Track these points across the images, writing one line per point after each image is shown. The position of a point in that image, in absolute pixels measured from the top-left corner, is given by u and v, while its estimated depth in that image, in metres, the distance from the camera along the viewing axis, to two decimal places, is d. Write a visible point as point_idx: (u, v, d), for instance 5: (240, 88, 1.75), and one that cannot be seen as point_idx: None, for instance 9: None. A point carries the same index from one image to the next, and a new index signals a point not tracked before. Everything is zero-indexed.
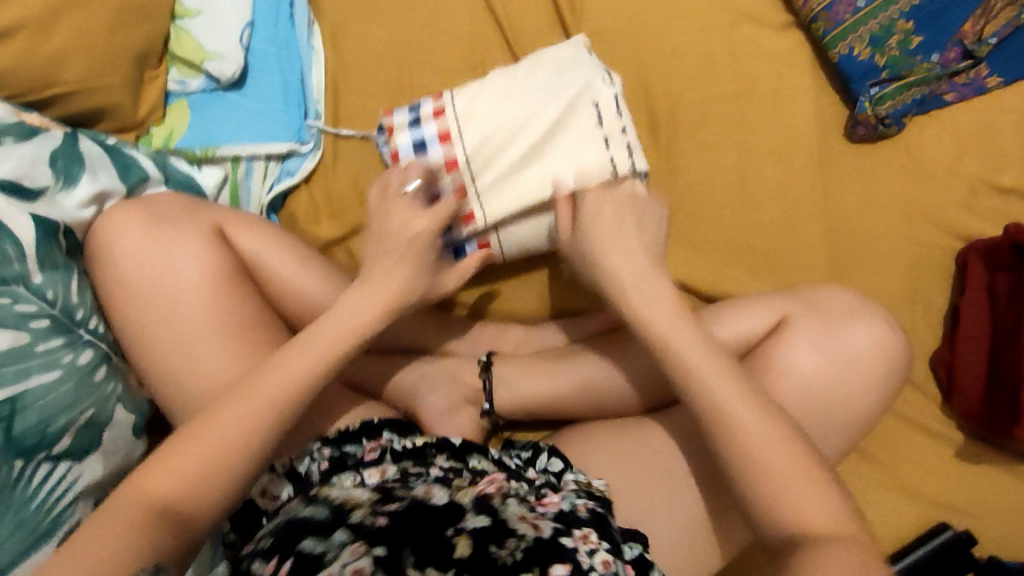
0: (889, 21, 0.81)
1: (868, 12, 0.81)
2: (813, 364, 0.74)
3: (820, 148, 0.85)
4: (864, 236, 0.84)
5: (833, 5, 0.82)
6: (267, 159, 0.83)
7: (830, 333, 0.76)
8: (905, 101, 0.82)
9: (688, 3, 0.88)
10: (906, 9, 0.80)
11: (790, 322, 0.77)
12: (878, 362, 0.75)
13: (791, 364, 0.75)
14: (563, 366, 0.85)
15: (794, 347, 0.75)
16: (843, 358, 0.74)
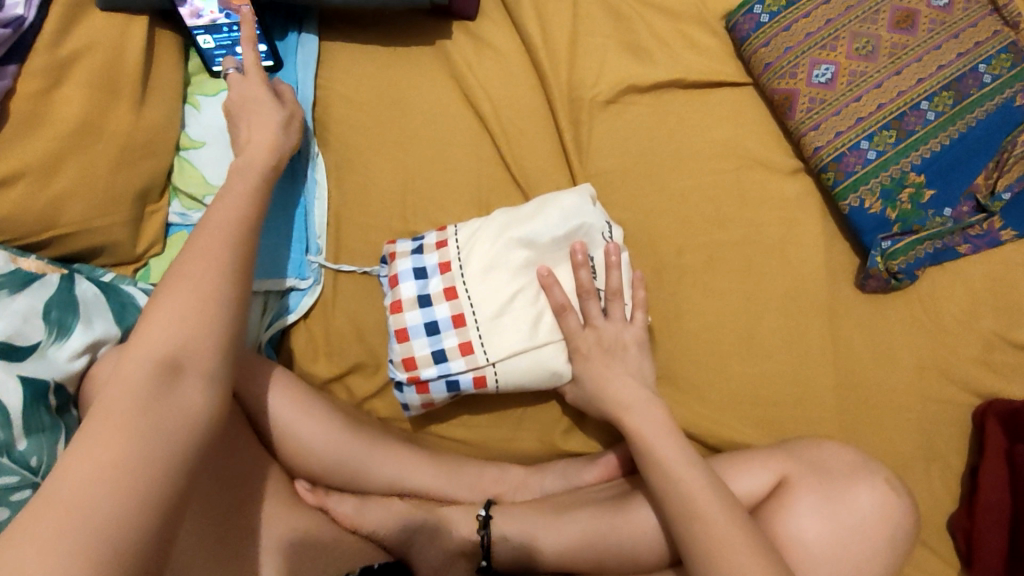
0: (900, 174, 0.78)
1: (878, 164, 0.79)
2: (817, 533, 0.68)
3: (830, 296, 0.81)
4: (875, 392, 0.79)
5: (843, 155, 0.79)
6: (267, 294, 0.84)
7: (834, 499, 0.70)
8: (917, 256, 0.78)
9: (696, 141, 0.84)
10: (916, 163, 0.78)
11: (790, 486, 0.71)
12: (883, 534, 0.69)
13: (797, 542, 0.68)
14: (560, 520, 0.80)
15: (795, 518, 0.69)
16: (849, 527, 0.68)
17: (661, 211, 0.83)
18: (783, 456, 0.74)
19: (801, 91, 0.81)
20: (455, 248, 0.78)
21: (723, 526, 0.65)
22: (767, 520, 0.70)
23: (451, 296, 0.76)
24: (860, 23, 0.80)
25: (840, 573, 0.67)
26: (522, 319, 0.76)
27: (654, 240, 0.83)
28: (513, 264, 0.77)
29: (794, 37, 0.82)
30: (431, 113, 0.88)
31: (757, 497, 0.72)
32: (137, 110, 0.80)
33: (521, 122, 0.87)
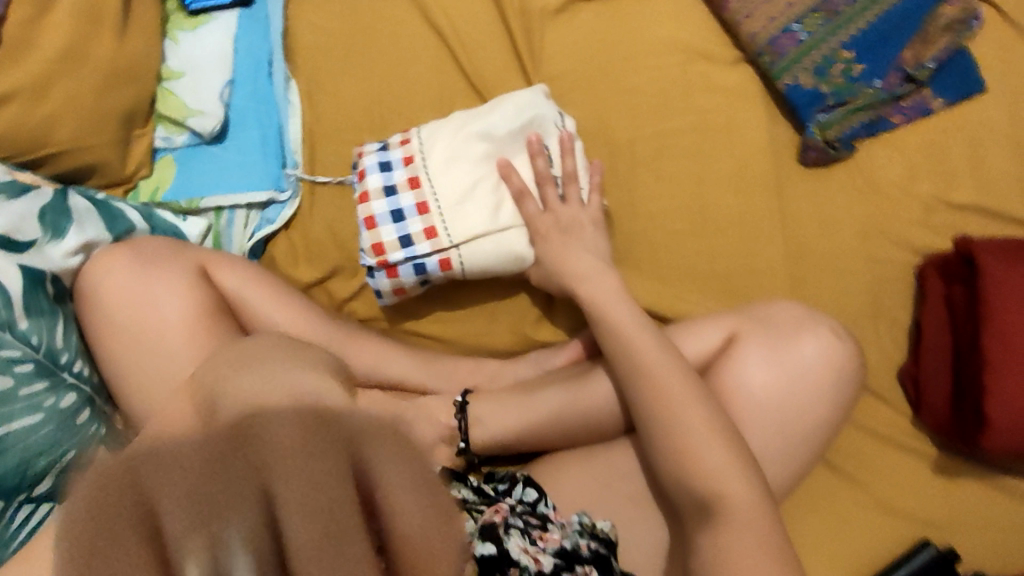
0: (831, 52, 0.83)
1: (809, 43, 0.84)
2: (763, 380, 0.71)
3: (774, 172, 0.86)
4: (823, 257, 0.84)
5: (776, 38, 0.84)
6: (248, 207, 0.91)
7: (780, 347, 0.73)
8: (851, 126, 0.84)
9: (642, 41, 0.90)
10: (846, 40, 0.83)
11: (739, 341, 0.74)
12: (827, 376, 0.72)
13: (745, 387, 0.71)
14: (532, 399, 0.84)
15: (744, 366, 0.72)
16: (794, 371, 0.72)
17: (612, 105, 0.89)
18: (732, 314, 0.77)
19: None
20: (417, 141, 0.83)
21: (665, 374, 0.70)
22: (715, 373, 0.73)
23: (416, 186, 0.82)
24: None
25: (789, 409, 0.71)
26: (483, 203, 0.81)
27: (606, 133, 0.89)
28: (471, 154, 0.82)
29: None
30: (392, 32, 0.94)
31: (709, 354, 0.75)
32: (118, 38, 0.86)
33: (476, 32, 0.92)
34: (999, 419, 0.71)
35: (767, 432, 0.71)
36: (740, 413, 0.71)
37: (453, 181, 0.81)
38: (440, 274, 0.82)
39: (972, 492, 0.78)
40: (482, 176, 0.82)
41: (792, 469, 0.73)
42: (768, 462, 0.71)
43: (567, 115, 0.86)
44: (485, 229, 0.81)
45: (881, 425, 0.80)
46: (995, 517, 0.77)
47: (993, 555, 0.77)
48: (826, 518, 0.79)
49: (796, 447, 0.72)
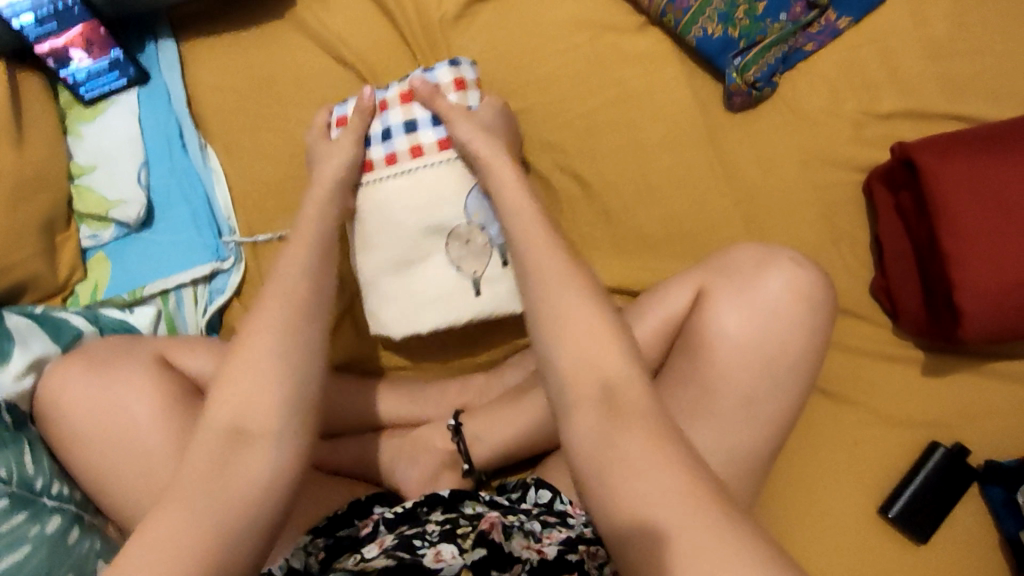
0: None
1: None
2: (741, 326, 0.71)
3: (706, 125, 0.86)
4: (772, 194, 0.85)
5: None
6: (195, 284, 0.89)
7: (747, 290, 0.73)
8: (768, 62, 0.84)
9: (547, 29, 0.89)
10: None
11: (708, 294, 0.73)
12: (801, 306, 0.72)
13: (727, 339, 0.71)
14: (522, 402, 0.83)
15: (719, 317, 0.72)
16: (768, 309, 0.72)
17: (532, 98, 0.88)
18: (695, 270, 0.77)
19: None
20: (368, 112, 0.81)
21: (549, 270, 0.60)
22: (693, 335, 0.73)
23: (384, 162, 0.80)
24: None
25: (773, 350, 0.71)
26: (446, 168, 0.80)
27: (533, 125, 0.88)
28: (418, 116, 0.80)
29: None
30: (298, 76, 0.92)
31: (683, 316, 0.75)
32: (18, 148, 0.83)
33: (382, 58, 0.91)
34: (973, 309, 0.73)
35: (757, 377, 0.71)
36: (729, 366, 0.71)
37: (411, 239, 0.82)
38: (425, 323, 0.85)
39: (966, 385, 0.79)
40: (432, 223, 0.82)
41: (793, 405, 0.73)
42: (767, 407, 0.72)
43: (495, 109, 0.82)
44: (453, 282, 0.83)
45: (865, 343, 0.81)
46: (992, 404, 0.78)
47: (998, 442, 0.78)
48: (834, 445, 0.80)
49: (790, 388, 0.72)
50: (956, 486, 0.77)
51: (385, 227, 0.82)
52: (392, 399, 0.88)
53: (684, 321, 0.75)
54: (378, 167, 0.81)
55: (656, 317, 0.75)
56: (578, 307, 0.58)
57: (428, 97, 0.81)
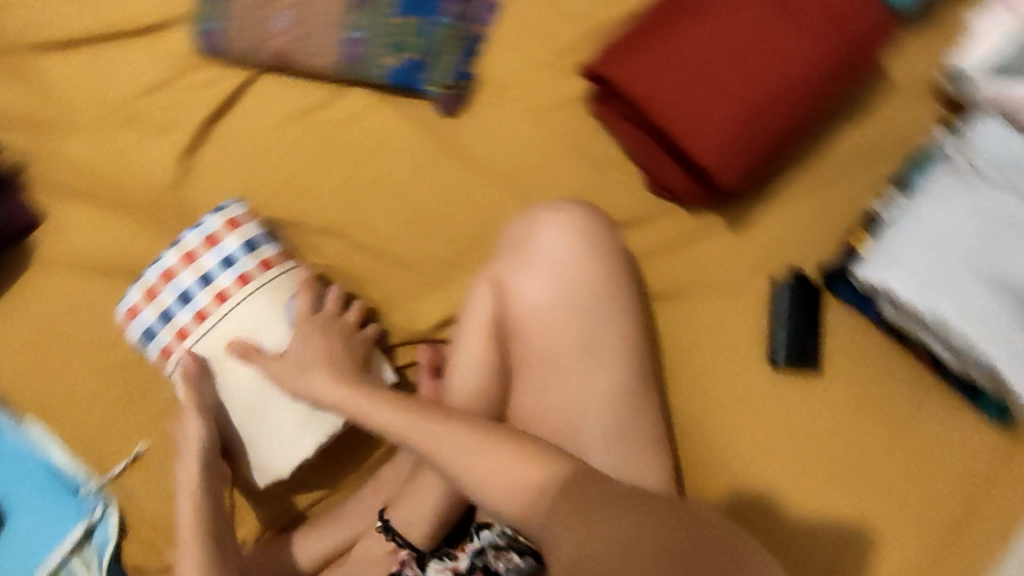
0: (392, 27, 0.89)
1: (370, 36, 0.89)
2: (545, 293, 0.73)
3: (438, 139, 0.90)
4: (524, 162, 0.88)
5: (345, 54, 0.90)
6: (79, 549, 0.86)
7: (531, 259, 0.75)
8: (453, 62, 0.90)
9: (262, 140, 0.93)
10: (393, 11, 0.88)
11: (504, 282, 0.75)
12: (583, 244, 0.75)
13: (540, 308, 0.73)
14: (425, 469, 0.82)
15: (523, 296, 0.74)
16: (557, 265, 0.74)
17: (283, 204, 0.91)
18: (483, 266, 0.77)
19: (280, 43, 0.90)
20: (159, 286, 0.82)
21: (409, 426, 0.67)
22: (512, 322, 0.74)
23: (196, 323, 0.81)
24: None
25: (582, 295, 0.73)
26: (256, 303, 0.82)
27: (297, 226, 0.91)
28: (207, 268, 0.81)
29: (238, 12, 0.91)
30: (70, 309, 0.90)
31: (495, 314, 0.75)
32: None
33: (139, 250, 0.92)
34: (720, 167, 0.77)
35: (584, 325, 0.73)
36: (554, 330, 0.73)
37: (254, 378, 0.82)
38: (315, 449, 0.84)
39: (772, 219, 0.83)
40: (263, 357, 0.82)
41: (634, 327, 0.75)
42: (607, 342, 0.73)
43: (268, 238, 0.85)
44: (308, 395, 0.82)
45: (676, 237, 0.84)
46: (801, 222, 0.83)
47: (826, 249, 0.82)
48: (697, 332, 0.83)
49: (620, 314, 0.74)
50: (813, 308, 0.81)
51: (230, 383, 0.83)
52: (321, 535, 0.86)
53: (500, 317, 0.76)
54: (192, 328, 0.82)
55: (471, 327, 0.74)
56: (450, 426, 0.66)
57: (208, 247, 0.82)
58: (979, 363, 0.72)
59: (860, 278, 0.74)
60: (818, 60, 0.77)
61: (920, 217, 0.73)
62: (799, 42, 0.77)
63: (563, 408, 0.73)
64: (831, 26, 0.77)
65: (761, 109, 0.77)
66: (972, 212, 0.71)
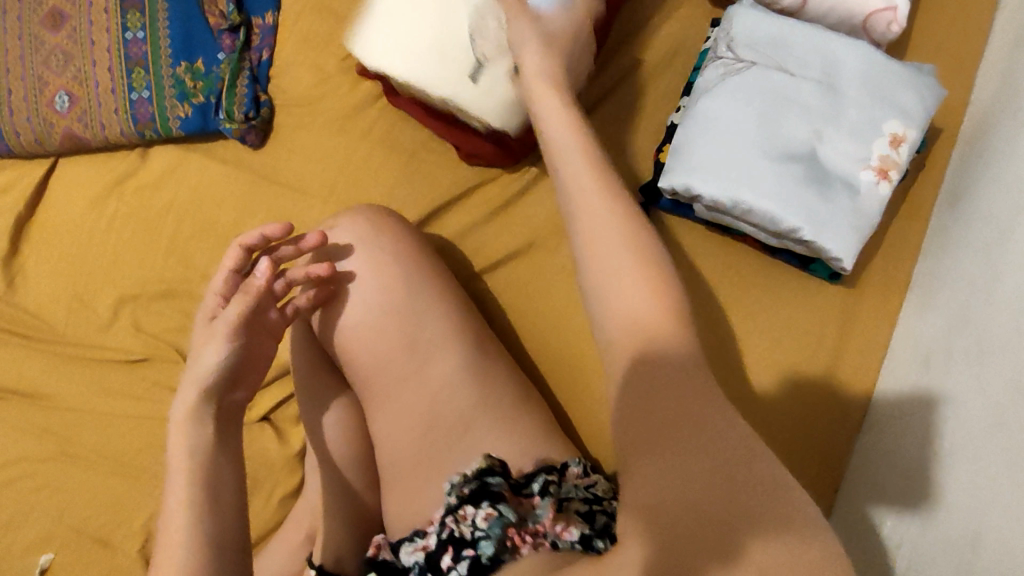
0: (171, 76, 0.88)
1: (153, 92, 0.88)
2: (354, 302, 0.74)
3: (254, 172, 0.90)
4: (342, 170, 0.89)
5: (134, 117, 0.89)
6: None
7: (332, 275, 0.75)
8: (243, 93, 0.89)
9: (84, 222, 0.91)
10: (169, 60, 0.88)
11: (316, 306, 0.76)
12: (381, 246, 0.76)
13: (355, 318, 0.74)
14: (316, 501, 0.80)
15: (337, 311, 0.75)
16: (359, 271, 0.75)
17: (121, 280, 0.90)
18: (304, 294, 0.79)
19: (68, 124, 0.89)
20: None
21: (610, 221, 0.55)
22: (332, 341, 0.75)
23: None
24: (39, 46, 0.89)
25: (390, 292, 0.74)
26: None
27: (142, 297, 0.89)
28: None
29: (17, 105, 0.90)
30: None
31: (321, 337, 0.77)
32: None
33: None
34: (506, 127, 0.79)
35: (399, 321, 0.74)
36: (374, 333, 0.74)
37: None
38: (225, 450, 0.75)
39: None
40: None
41: (453, 302, 0.77)
42: (428, 327, 0.74)
43: None
44: None
45: (502, 198, 0.86)
46: (612, 150, 0.86)
47: (638, 168, 0.85)
48: (550, 281, 0.84)
49: (438, 300, 0.76)
50: None
51: None
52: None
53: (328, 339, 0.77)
54: None
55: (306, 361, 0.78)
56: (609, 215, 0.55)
57: None
58: (793, 236, 0.73)
59: (668, 188, 0.77)
60: None
61: (704, 117, 0.76)
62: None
63: (411, 405, 0.74)
64: None
65: None
66: (744, 100, 0.75)
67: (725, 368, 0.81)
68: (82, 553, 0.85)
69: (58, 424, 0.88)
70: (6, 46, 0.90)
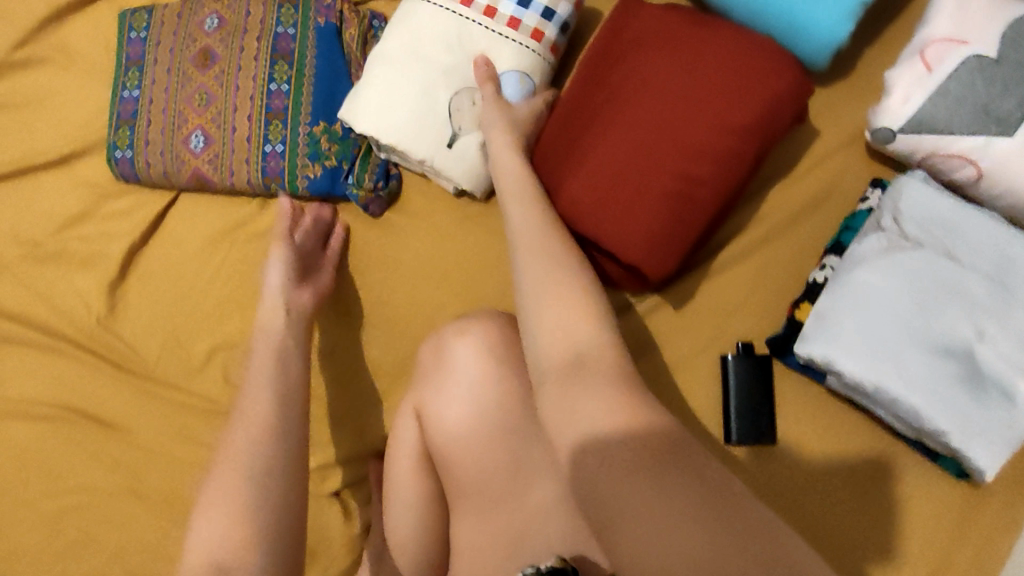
0: (308, 135, 0.87)
1: (288, 146, 0.87)
2: (465, 415, 0.71)
3: (373, 244, 0.90)
4: (459, 258, 0.87)
5: (264, 169, 0.87)
6: None
7: (445, 381, 0.73)
8: (376, 165, 0.89)
9: (193, 260, 0.91)
10: (308, 120, 0.87)
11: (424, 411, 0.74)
12: (499, 359, 0.72)
13: (458, 427, 0.71)
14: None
15: (445, 422, 0.72)
16: (473, 385, 0.71)
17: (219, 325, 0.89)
18: (411, 390, 0.77)
19: (197, 164, 0.89)
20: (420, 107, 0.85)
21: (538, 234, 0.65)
22: (434, 450, 0.73)
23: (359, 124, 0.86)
24: (185, 81, 0.90)
25: (501, 413, 0.70)
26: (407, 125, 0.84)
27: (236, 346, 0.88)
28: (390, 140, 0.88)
29: (152, 138, 0.90)
30: (9, 459, 0.88)
31: (423, 442, 0.75)
32: None
33: (74, 390, 0.89)
34: (647, 259, 0.75)
35: (505, 445, 0.69)
36: (474, 446, 0.70)
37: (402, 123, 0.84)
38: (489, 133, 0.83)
39: (713, 288, 0.83)
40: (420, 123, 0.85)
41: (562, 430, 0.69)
42: (532, 455, 0.67)
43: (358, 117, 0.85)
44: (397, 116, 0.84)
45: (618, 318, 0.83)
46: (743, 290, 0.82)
47: (766, 314, 0.82)
48: None
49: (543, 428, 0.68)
50: (766, 380, 0.79)
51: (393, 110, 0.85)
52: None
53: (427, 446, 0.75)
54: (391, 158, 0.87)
55: (399, 463, 0.75)
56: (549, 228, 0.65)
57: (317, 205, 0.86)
58: (932, 434, 0.68)
59: (802, 355, 0.73)
60: (734, 135, 0.75)
61: (858, 291, 0.71)
62: (692, 115, 0.75)
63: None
64: (744, 100, 0.75)
65: (672, 190, 0.75)
66: (902, 280, 0.71)
67: (825, 546, 0.76)
68: None
69: (130, 458, 0.87)
70: (152, 76, 0.91)
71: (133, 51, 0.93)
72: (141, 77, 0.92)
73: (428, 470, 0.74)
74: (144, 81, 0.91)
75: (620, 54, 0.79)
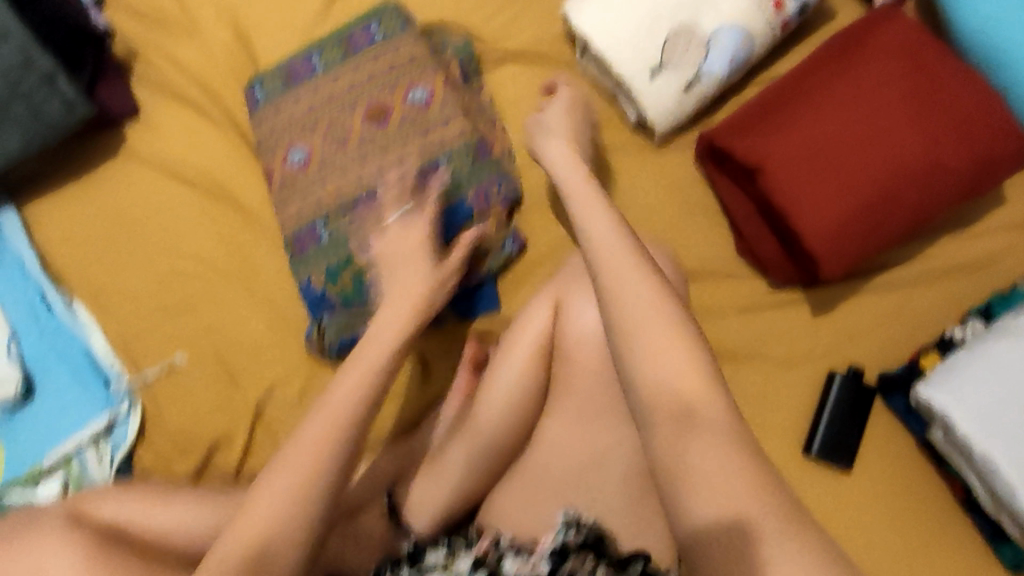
0: (342, 262, 0.85)
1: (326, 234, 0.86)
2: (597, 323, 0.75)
3: None
4: (619, 185, 0.88)
5: (359, 201, 0.86)
6: (95, 441, 0.86)
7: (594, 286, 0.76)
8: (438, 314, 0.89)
9: None
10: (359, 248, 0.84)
11: (563, 305, 0.77)
12: None
13: (590, 333, 0.75)
14: (440, 462, 0.80)
15: (579, 322, 0.75)
16: None
17: None
18: (553, 282, 0.80)
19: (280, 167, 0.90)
20: (656, 23, 0.84)
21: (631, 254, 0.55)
22: (559, 343, 0.77)
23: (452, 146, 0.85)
24: (339, 96, 0.90)
25: None
26: (631, 28, 0.84)
27: None
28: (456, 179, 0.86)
29: (287, 110, 0.91)
30: (150, 209, 0.93)
31: (549, 332, 0.78)
32: None
33: (226, 170, 0.94)
34: (827, 254, 0.76)
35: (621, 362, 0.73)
36: (597, 355, 0.75)
37: (624, 22, 0.85)
38: (715, 49, 0.84)
39: (848, 308, 0.84)
40: (641, 32, 0.84)
41: None
42: None
43: (572, 17, 0.87)
44: (623, 20, 0.84)
45: (747, 300, 0.85)
46: (873, 321, 0.84)
47: (887, 352, 0.83)
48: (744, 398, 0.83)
49: None
50: (862, 408, 0.81)
51: (624, 15, 0.85)
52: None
53: (552, 337, 0.78)
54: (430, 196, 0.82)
55: (517, 343, 0.79)
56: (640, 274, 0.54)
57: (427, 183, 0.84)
58: (1014, 515, 0.71)
59: (921, 396, 0.74)
60: (947, 170, 0.75)
61: (999, 360, 0.72)
62: (913, 135, 0.76)
63: (586, 438, 0.76)
64: (968, 140, 0.75)
65: (873, 200, 0.75)
66: None
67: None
68: (209, 371, 0.88)
69: (250, 249, 0.91)
70: (338, 63, 0.92)
71: (359, 37, 0.93)
72: (335, 58, 0.92)
73: (541, 359, 0.78)
74: (336, 66, 0.92)
75: (862, 57, 0.79)
